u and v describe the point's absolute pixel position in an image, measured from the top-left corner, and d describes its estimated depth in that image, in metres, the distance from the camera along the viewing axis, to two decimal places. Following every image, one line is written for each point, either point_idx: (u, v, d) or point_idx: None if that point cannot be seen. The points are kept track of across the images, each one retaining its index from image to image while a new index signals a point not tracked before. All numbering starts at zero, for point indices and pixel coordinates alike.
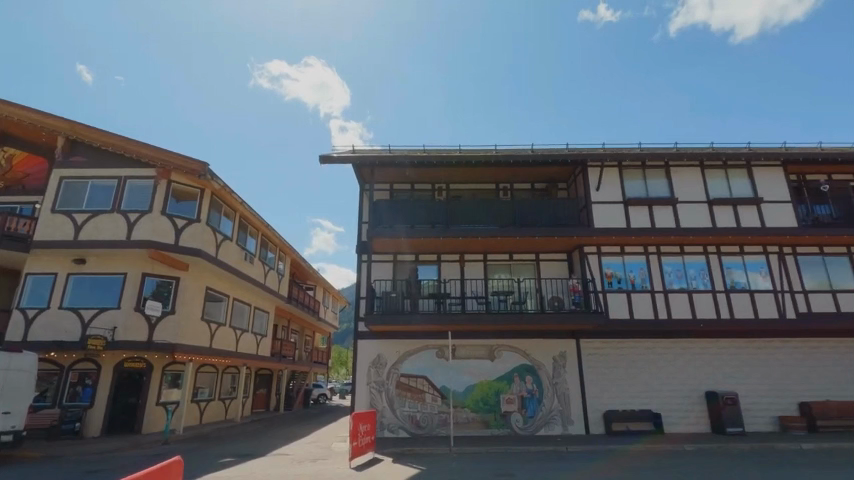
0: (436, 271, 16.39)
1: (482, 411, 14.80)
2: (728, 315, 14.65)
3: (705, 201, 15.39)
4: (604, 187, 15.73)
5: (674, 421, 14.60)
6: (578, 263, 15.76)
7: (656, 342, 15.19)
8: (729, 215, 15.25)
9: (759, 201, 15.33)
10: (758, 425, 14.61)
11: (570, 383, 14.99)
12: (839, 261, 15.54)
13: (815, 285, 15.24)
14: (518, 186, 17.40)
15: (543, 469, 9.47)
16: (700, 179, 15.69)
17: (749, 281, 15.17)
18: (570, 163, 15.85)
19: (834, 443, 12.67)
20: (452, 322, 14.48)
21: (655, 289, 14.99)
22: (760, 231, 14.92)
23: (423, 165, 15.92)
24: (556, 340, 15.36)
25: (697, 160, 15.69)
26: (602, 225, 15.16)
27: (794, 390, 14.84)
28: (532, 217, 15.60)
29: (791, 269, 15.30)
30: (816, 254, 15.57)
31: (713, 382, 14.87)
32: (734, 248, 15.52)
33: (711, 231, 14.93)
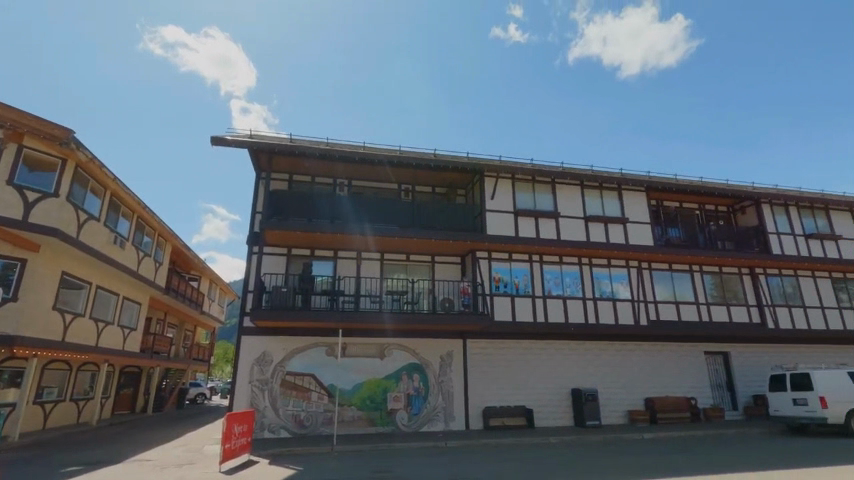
0: (332, 267, 16.07)
1: (369, 409, 14.83)
2: (594, 320, 16.40)
3: (582, 217, 17.08)
4: (498, 196, 16.70)
5: (543, 416, 15.97)
6: (470, 267, 16.53)
7: (533, 343, 16.54)
8: (601, 232, 17.08)
9: (625, 221, 17.39)
10: (612, 418, 16.56)
11: (455, 381, 15.65)
12: (683, 277, 18.19)
13: (663, 296, 17.67)
14: (420, 188, 17.78)
15: (421, 465, 9.75)
16: (580, 197, 17.37)
17: (613, 291, 17.13)
18: (469, 170, 16.57)
19: (668, 432, 14.82)
20: (344, 319, 14.31)
21: (535, 294, 16.28)
22: (625, 247, 16.93)
23: (325, 159, 15.57)
24: (445, 340, 15.96)
25: (579, 180, 17.36)
26: (493, 232, 16.07)
27: (642, 387, 17.07)
28: (430, 220, 16.02)
29: (646, 282, 17.59)
30: (666, 270, 18.08)
31: (578, 380, 16.56)
32: (603, 261, 17.44)
33: (585, 244, 16.60)
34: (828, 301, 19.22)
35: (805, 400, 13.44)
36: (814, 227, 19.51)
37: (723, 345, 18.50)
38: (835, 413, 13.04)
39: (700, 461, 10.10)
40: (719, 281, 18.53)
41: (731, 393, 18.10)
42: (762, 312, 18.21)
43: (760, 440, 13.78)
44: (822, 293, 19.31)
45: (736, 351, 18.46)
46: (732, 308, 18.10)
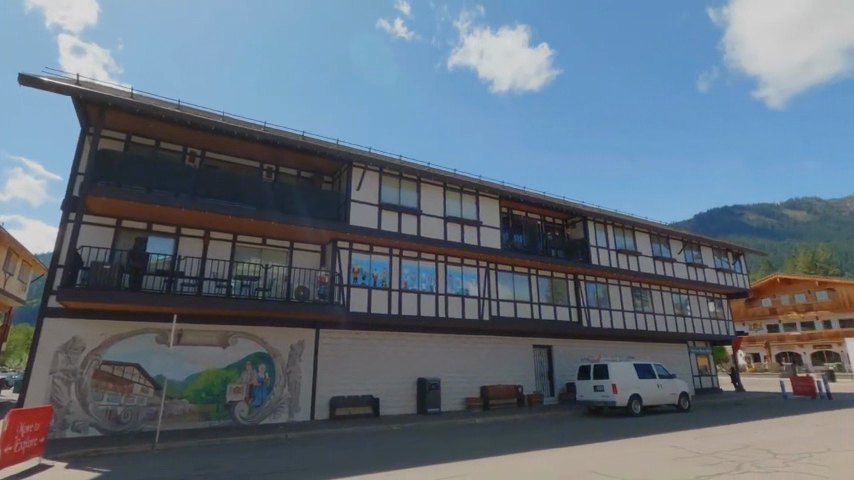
0: (172, 245, 14.40)
1: (204, 402, 13.66)
2: (444, 314, 17.45)
3: (442, 217, 18.03)
4: (364, 188, 16.72)
5: (388, 404, 16.52)
6: (330, 256, 16.27)
7: (385, 334, 17.07)
8: (457, 232, 18.24)
9: (479, 224, 18.83)
10: (451, 405, 17.88)
11: (303, 372, 15.27)
12: (522, 279, 20.40)
13: (505, 295, 19.59)
14: (284, 169, 16.94)
15: (255, 459, 9.29)
16: (441, 197, 18.30)
17: (463, 288, 18.43)
18: (336, 158, 16.26)
19: (496, 416, 16.51)
20: (181, 304, 12.93)
21: (391, 287, 16.73)
22: (476, 248, 18.33)
23: (174, 123, 13.85)
24: (296, 329, 15.48)
25: (441, 181, 18.27)
26: (356, 223, 16.05)
27: (479, 376, 18.75)
28: (291, 204, 15.33)
29: (492, 281, 19.33)
30: (509, 271, 20.10)
31: (424, 370, 17.53)
32: (457, 259, 18.68)
33: (442, 242, 17.56)
34: (627, 305, 23.35)
35: (603, 386, 16.15)
36: (623, 244, 23.49)
37: (548, 340, 21.27)
38: (621, 397, 15.93)
39: (518, 441, 11.47)
40: (550, 284, 21.20)
41: (550, 381, 20.89)
42: (579, 312, 21.35)
43: (566, 421, 16.16)
44: (624, 298, 23.38)
45: (557, 345, 21.38)
46: (557, 308, 20.88)
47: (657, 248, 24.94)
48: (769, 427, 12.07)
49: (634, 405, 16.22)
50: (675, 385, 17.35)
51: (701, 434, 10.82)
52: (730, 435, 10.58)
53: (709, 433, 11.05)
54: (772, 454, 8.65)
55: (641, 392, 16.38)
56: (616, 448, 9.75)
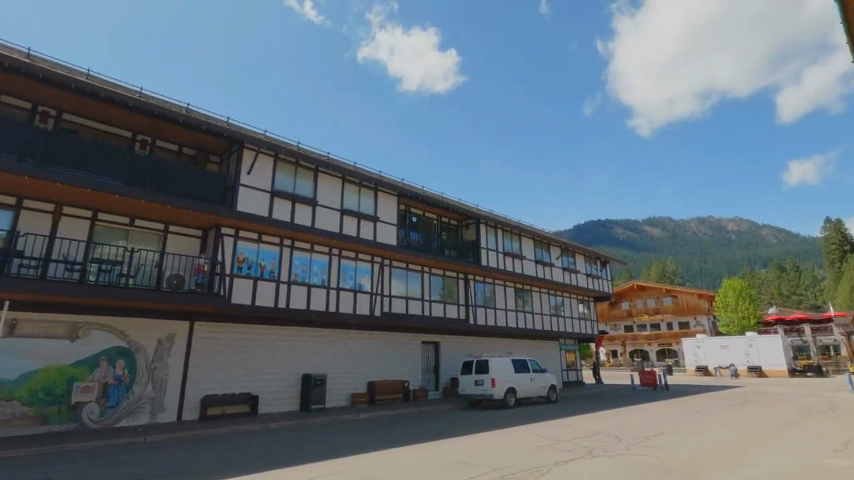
0: (10, 219, 12.12)
1: (41, 404, 11.72)
2: (334, 309, 17.06)
3: (338, 210, 17.60)
4: (255, 172, 15.65)
5: (268, 402, 15.70)
6: (212, 243, 14.99)
7: (269, 328, 16.24)
8: (353, 227, 17.95)
9: (376, 219, 18.73)
10: (336, 401, 17.57)
11: (172, 368, 13.88)
12: (415, 276, 20.77)
13: (397, 291, 19.75)
14: (162, 143, 15.25)
15: (102, 468, 8.21)
16: (339, 189, 17.84)
17: (355, 282, 18.19)
18: (225, 137, 15.01)
19: (381, 412, 16.60)
20: (17, 289, 10.93)
21: (280, 279, 15.91)
22: (372, 243, 18.20)
23: (20, 74, 11.64)
24: (166, 321, 14.02)
25: (340, 173, 17.80)
26: (244, 209, 14.96)
27: (366, 372, 18.71)
28: (169, 183, 13.81)
29: (385, 277, 19.37)
30: (403, 268, 20.32)
31: (309, 365, 17.01)
32: (351, 253, 18.40)
33: (337, 235, 17.14)
34: (510, 305, 25.02)
35: (482, 381, 17.08)
36: (510, 247, 25.08)
37: (436, 336, 21.95)
38: (499, 390, 16.98)
39: (398, 436, 11.62)
40: (442, 282, 21.88)
41: (436, 376, 21.57)
42: (467, 310, 22.35)
43: (447, 415, 16.79)
44: (507, 298, 25.00)
45: (445, 341, 22.18)
46: (447, 305, 21.63)
47: (539, 253, 27.04)
48: (618, 416, 13.72)
49: (508, 398, 17.38)
50: (546, 379, 18.93)
51: (562, 423, 11.93)
52: (585, 424, 11.81)
53: (569, 422, 12.23)
54: (617, 439, 9.84)
55: (515, 385, 17.62)
56: (488, 439, 10.35)
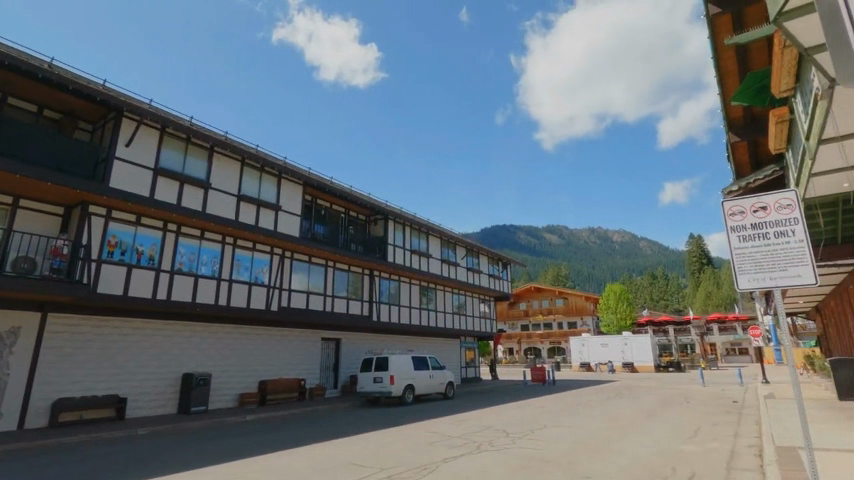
0: None
1: None
2: (224, 303, 15.72)
3: (235, 195, 16.23)
4: (136, 146, 13.84)
5: (139, 405, 14.02)
6: (76, 223, 13.00)
7: (145, 323, 14.53)
8: (251, 214, 16.70)
9: (277, 209, 17.62)
10: (222, 402, 16.24)
11: (15, 368, 11.78)
12: (317, 270, 19.96)
13: (298, 286, 18.79)
14: (16, 101, 12.88)
15: None
16: (237, 173, 16.45)
17: (251, 275, 16.96)
18: (100, 101, 13.06)
19: (272, 412, 15.65)
20: None
21: (161, 268, 14.27)
22: (271, 234, 17.07)
23: None
24: (9, 312, 11.89)
25: (239, 155, 16.40)
26: (119, 186, 13.15)
27: (258, 370, 17.57)
28: (22, 149, 11.68)
29: (285, 270, 18.33)
30: (305, 261, 19.41)
31: (192, 364, 15.51)
32: (248, 243, 17.14)
33: (231, 223, 15.79)
34: (414, 303, 25.16)
35: (381, 378, 16.87)
36: (417, 245, 25.15)
37: (337, 333, 21.33)
38: (397, 387, 16.89)
39: (286, 439, 10.96)
40: (346, 278, 21.29)
41: (334, 374, 20.90)
42: (371, 307, 22.01)
43: (343, 414, 16.32)
44: (412, 296, 25.12)
45: (346, 338, 21.65)
46: (351, 301, 21.09)
47: (445, 252, 27.50)
48: (509, 410, 14.34)
49: (407, 395, 17.35)
50: (444, 375, 19.22)
51: (455, 419, 12.10)
52: (476, 419, 12.10)
53: (461, 417, 12.45)
54: (504, 433, 10.19)
55: (414, 382, 17.65)
56: (380, 438, 10.12)
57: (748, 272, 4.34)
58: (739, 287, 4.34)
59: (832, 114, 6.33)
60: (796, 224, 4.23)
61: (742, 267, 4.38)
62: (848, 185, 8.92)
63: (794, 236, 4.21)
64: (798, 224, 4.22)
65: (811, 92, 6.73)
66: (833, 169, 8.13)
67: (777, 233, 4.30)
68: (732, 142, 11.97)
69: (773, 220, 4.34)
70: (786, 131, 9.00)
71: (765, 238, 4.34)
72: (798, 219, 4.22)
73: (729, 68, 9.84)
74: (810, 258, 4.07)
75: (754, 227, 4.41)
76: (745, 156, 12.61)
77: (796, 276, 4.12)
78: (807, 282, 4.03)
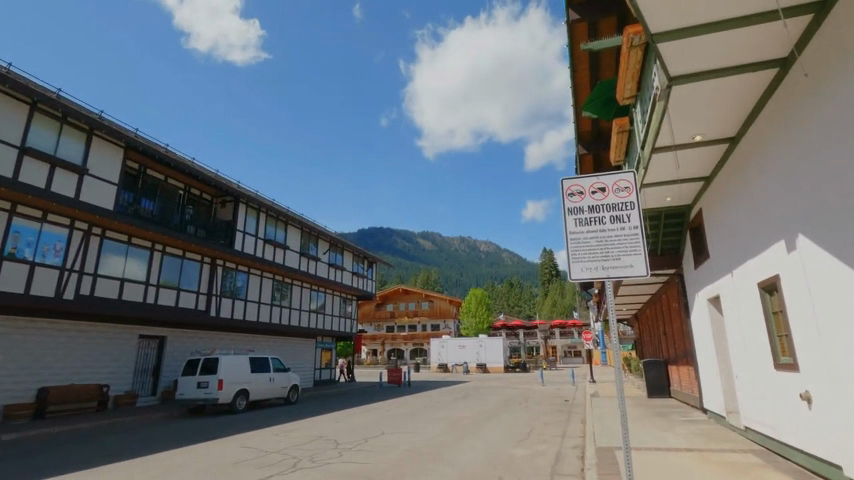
0: None
1: None
2: None
3: (17, 147, 12.54)
4: None
5: None
6: None
7: None
8: (42, 174, 13.09)
9: (83, 172, 14.15)
10: None
11: None
12: (139, 253, 16.64)
13: (107, 270, 15.40)
14: None
15: None
16: (23, 119, 12.74)
17: (35, 252, 13.35)
18: None
19: (49, 428, 12.29)
20: None
21: None
22: (70, 203, 13.61)
23: None
24: None
25: (28, 97, 12.70)
26: None
27: (38, 375, 13.86)
28: None
29: (90, 250, 14.86)
30: (121, 241, 16.04)
31: None
32: (35, 212, 13.49)
33: (7, 182, 12.11)
34: (265, 298, 22.72)
35: (207, 384, 14.39)
36: (273, 235, 22.78)
37: (162, 330, 18.11)
38: (226, 394, 14.53)
39: (45, 465, 8.37)
40: (178, 265, 18.20)
41: (153, 378, 17.66)
42: (208, 301, 19.18)
43: (153, 427, 13.59)
44: (262, 290, 22.62)
45: (173, 336, 18.49)
46: (181, 293, 18.06)
47: (305, 245, 25.47)
48: (351, 415, 13.23)
49: (238, 402, 15.12)
50: (287, 378, 17.33)
51: (281, 429, 10.59)
52: (308, 428, 10.74)
53: (291, 427, 11.00)
54: (333, 444, 9.02)
55: (249, 387, 15.48)
56: (175, 458, 8.23)
57: (583, 261, 3.77)
58: (574, 278, 3.79)
59: (666, 117, 6.43)
60: (632, 208, 3.77)
61: (578, 255, 3.80)
62: (670, 199, 9.68)
63: (629, 222, 3.76)
64: (634, 209, 3.77)
65: (649, 96, 6.83)
66: (659, 179, 8.60)
67: (613, 218, 3.81)
68: (581, 153, 12.56)
69: (611, 204, 3.84)
70: (624, 143, 9.38)
71: (599, 223, 3.82)
72: (635, 204, 3.78)
73: (583, 85, 10.37)
74: (643, 248, 3.65)
75: (591, 210, 3.87)
76: (590, 168, 13.38)
77: (629, 265, 3.66)
78: (641, 273, 3.59)
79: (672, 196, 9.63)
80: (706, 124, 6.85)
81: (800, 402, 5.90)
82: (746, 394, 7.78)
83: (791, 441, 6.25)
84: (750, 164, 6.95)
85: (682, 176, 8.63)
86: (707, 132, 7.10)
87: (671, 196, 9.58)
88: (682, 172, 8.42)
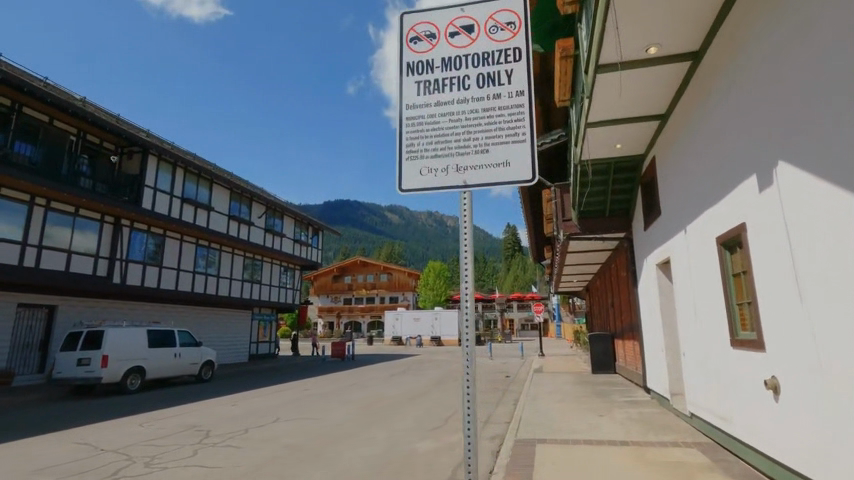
0: None
1: None
2: None
3: None
4: None
5: None
6: None
7: None
8: None
9: None
10: None
11: None
12: (12, 207, 13.95)
13: None
14: None
15: None
16: None
17: None
18: None
19: None
20: None
21: None
22: None
23: None
24: None
25: None
26: None
27: None
28: None
29: None
30: None
31: None
32: None
33: None
34: (185, 265, 20.34)
35: (89, 360, 12.19)
36: (194, 193, 20.24)
37: (50, 297, 15.59)
38: (112, 373, 12.37)
39: None
40: (69, 223, 15.57)
41: (41, 354, 15.31)
42: (110, 266, 16.70)
43: (16, 410, 11.39)
44: (182, 255, 20.22)
45: (65, 305, 16.00)
46: (74, 256, 15.54)
47: (235, 207, 23.04)
48: (257, 397, 11.49)
49: (130, 381, 13.02)
50: (199, 353, 15.31)
51: (152, 418, 8.70)
52: (185, 416, 8.87)
53: (167, 414, 9.09)
54: (201, 437, 7.24)
55: (146, 364, 13.39)
56: None
57: (427, 160, 2.02)
58: (405, 191, 2.03)
59: (613, 12, 4.71)
60: (517, 60, 2.01)
61: (419, 149, 2.04)
62: (619, 145, 8.16)
63: (509, 87, 2.00)
64: (518, 62, 2.01)
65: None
66: (606, 114, 6.97)
67: (481, 80, 2.04)
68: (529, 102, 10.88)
69: (479, 55, 2.07)
70: (570, 75, 7.64)
71: (459, 92, 2.06)
72: (521, 52, 2.01)
73: None
74: (531, 135, 1.93)
75: (446, 68, 2.10)
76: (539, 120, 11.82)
77: (502, 165, 1.92)
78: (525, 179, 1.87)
79: (622, 141, 8.11)
80: (668, 30, 5.15)
81: (765, 391, 4.55)
82: (693, 374, 6.54)
83: (747, 437, 4.99)
84: (713, 86, 5.40)
85: (635, 111, 7.05)
86: (664, 46, 5.44)
87: (621, 141, 8.07)
88: (634, 104, 6.82)
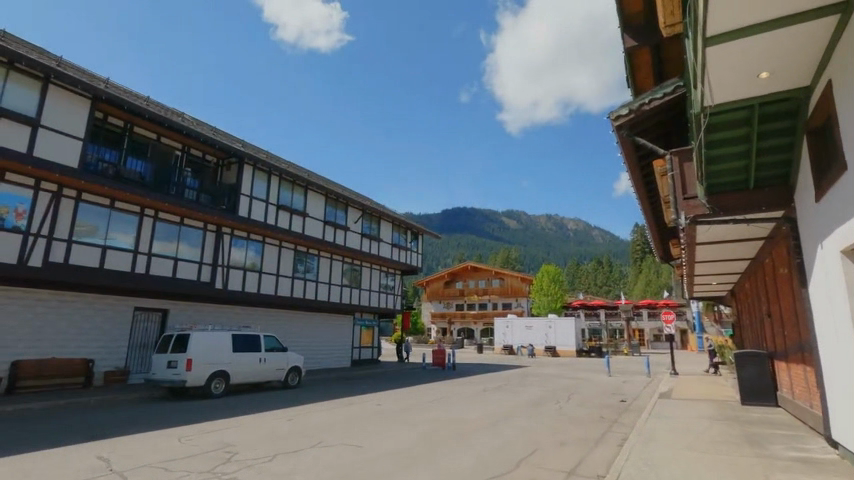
0: None
1: None
2: None
3: None
4: None
5: None
6: None
7: None
8: None
9: (37, 124, 12.48)
10: None
11: None
12: (125, 219, 15.14)
13: (84, 236, 14.06)
14: None
15: None
16: None
17: None
18: None
19: None
20: None
21: None
22: (18, 158, 11.93)
23: None
24: None
25: None
26: None
27: (10, 347, 12.92)
28: None
29: (62, 213, 13.55)
30: (103, 206, 14.61)
31: None
32: None
33: None
34: (284, 270, 20.83)
35: (176, 363, 12.51)
36: (289, 200, 20.73)
37: (163, 302, 16.84)
38: (196, 377, 12.51)
39: None
40: (175, 233, 16.61)
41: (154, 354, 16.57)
42: (213, 271, 17.54)
43: (116, 408, 12.03)
44: (281, 261, 20.75)
45: (175, 309, 17.18)
46: (180, 263, 16.55)
47: (331, 213, 23.22)
48: (322, 410, 10.56)
49: (215, 385, 13.12)
50: (285, 359, 15.14)
51: (197, 431, 8.11)
52: (230, 430, 8.17)
53: (216, 427, 8.48)
54: (218, 463, 6.22)
55: (229, 369, 13.44)
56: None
57: None
58: None
59: None
60: None
61: None
62: (766, 74, 5.36)
63: None
64: None
65: None
66: (738, 23, 4.39)
67: None
68: (628, 50, 8.34)
69: None
70: None
71: None
72: None
73: None
74: None
75: None
76: (645, 72, 9.13)
77: None
78: None
79: (771, 67, 5.30)
80: None
81: None
82: None
83: None
84: None
85: (795, 8, 4.34)
86: None
87: (769, 67, 5.27)
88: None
